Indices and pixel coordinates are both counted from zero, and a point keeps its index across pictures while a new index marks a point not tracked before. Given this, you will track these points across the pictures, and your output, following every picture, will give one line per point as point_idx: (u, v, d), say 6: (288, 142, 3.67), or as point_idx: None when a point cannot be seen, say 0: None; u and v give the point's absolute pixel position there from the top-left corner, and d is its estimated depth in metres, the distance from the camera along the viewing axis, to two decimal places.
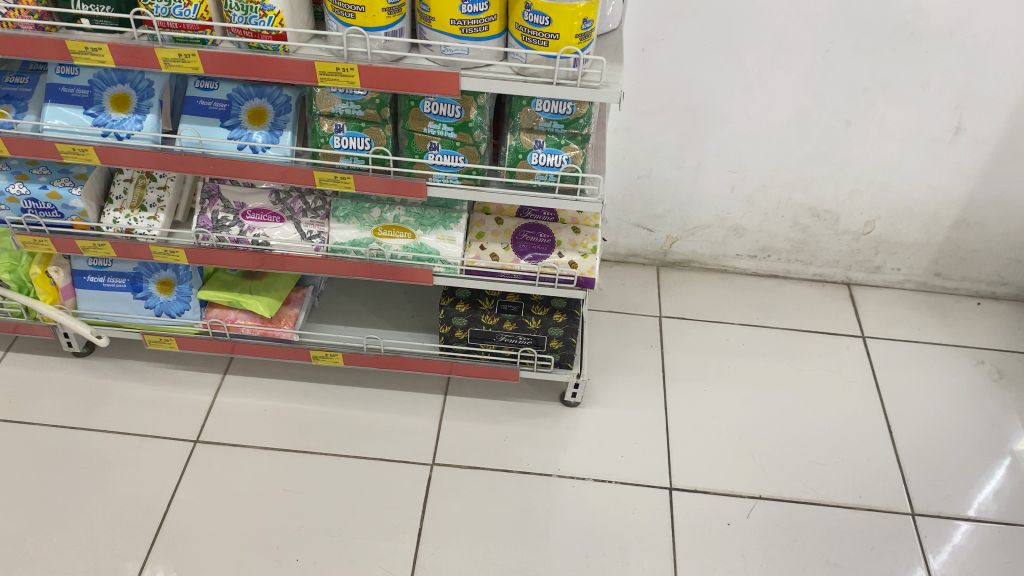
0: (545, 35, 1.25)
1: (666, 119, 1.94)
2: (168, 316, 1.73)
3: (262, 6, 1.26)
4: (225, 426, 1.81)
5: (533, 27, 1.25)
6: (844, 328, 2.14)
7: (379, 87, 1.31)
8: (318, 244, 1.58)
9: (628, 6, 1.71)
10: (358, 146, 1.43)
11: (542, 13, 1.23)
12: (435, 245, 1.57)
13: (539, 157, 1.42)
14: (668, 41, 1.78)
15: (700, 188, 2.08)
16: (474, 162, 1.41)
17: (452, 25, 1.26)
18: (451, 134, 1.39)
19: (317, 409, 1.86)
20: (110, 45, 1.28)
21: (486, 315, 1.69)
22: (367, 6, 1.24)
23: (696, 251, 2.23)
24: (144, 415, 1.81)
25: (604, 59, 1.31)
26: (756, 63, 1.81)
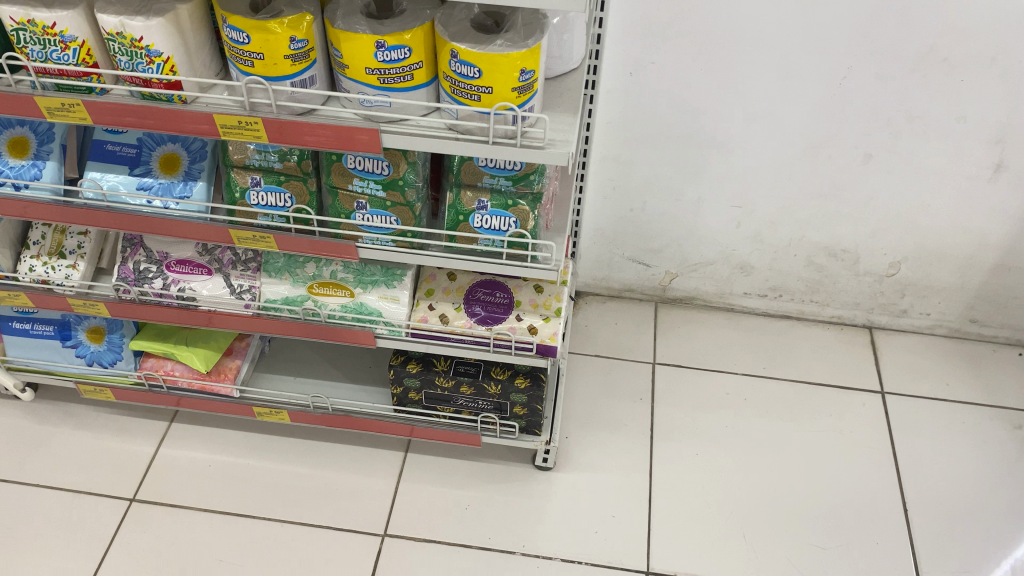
0: (476, 89, 1.06)
1: (661, 148, 1.73)
2: (100, 366, 1.59)
3: (148, 52, 1.07)
4: (165, 483, 1.66)
5: (462, 79, 1.05)
6: (863, 382, 1.91)
7: (289, 143, 1.13)
8: (248, 300, 1.42)
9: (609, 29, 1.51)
10: (278, 202, 1.25)
11: (471, 63, 1.03)
12: (376, 304, 1.40)
13: (482, 219, 1.22)
14: (658, 64, 1.57)
15: (701, 223, 1.86)
16: (407, 223, 1.23)
17: (369, 73, 1.07)
18: (380, 192, 1.21)
19: (265, 466, 1.70)
20: None
21: (440, 378, 1.51)
22: (266, 52, 1.05)
23: (699, 288, 2.00)
24: (81, 468, 1.68)
25: (547, 117, 1.12)
26: (761, 90, 1.59)
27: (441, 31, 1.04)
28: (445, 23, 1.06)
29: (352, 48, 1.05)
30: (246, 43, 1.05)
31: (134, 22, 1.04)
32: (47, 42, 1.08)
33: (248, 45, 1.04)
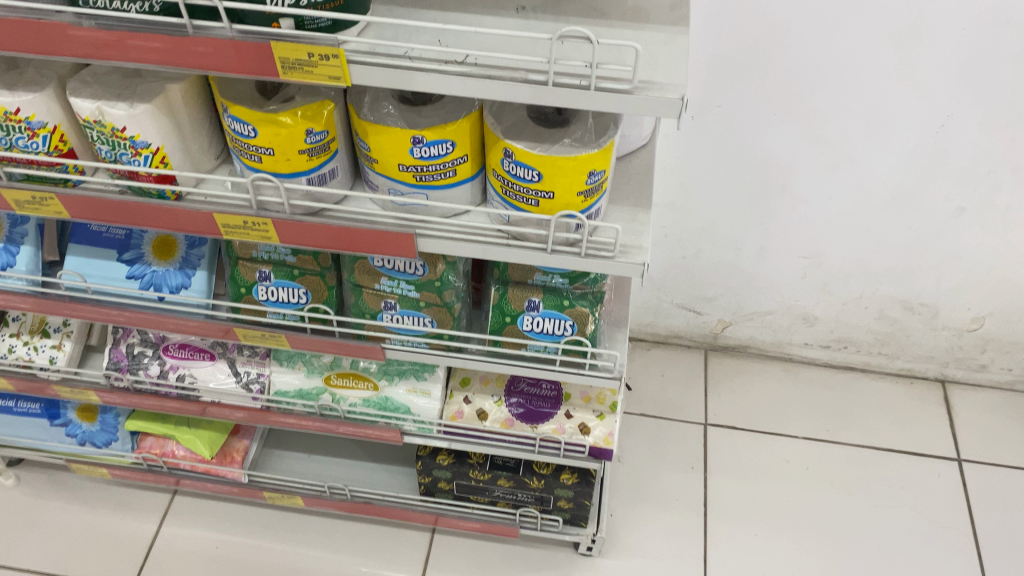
0: (534, 192, 0.86)
1: (722, 195, 1.53)
2: (93, 447, 1.42)
3: (133, 143, 0.88)
4: (168, 569, 1.50)
5: (516, 180, 0.86)
6: (936, 447, 1.73)
7: (307, 245, 0.94)
8: (257, 390, 1.24)
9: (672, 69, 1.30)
10: (290, 298, 1.06)
11: (529, 165, 0.84)
12: (404, 398, 1.22)
13: (533, 321, 1.03)
14: (725, 107, 1.37)
15: (763, 272, 1.66)
16: (445, 326, 1.04)
17: (403, 170, 0.88)
18: (413, 292, 1.02)
19: (278, 548, 1.54)
20: None
21: (474, 471, 1.33)
22: (277, 147, 0.86)
23: (755, 337, 1.82)
24: (76, 550, 1.52)
25: (617, 226, 0.91)
26: (844, 137, 1.39)
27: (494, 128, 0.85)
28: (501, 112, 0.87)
29: (383, 142, 0.86)
30: (253, 136, 0.85)
31: (115, 109, 0.85)
32: (10, 129, 0.88)
33: (255, 138, 0.85)
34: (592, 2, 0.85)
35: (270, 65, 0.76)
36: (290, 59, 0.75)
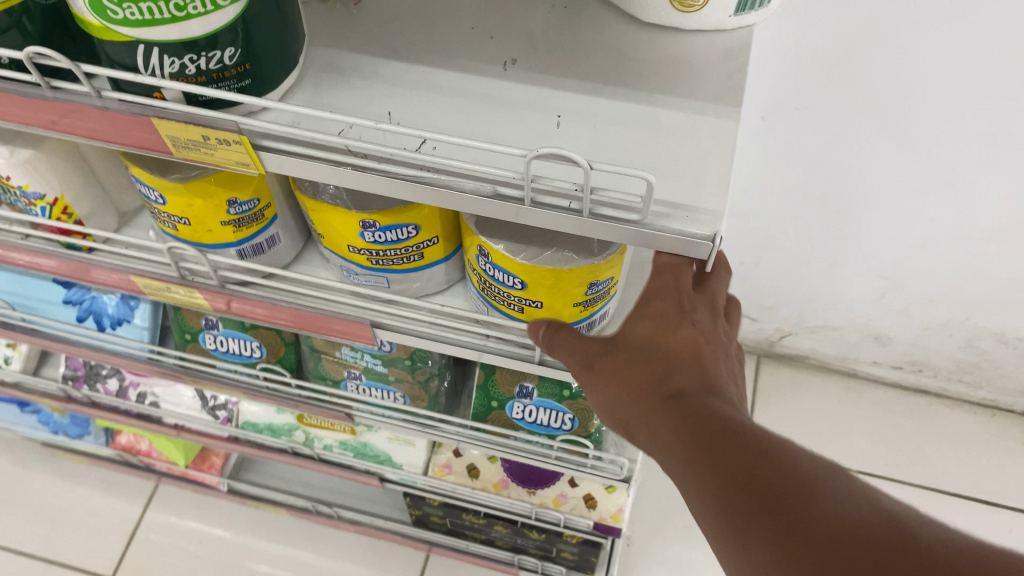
0: (519, 299, 0.65)
1: (792, 205, 1.28)
2: (66, 437, 1.30)
3: (23, 193, 0.70)
4: (150, 561, 1.42)
5: (497, 283, 0.65)
6: (1011, 496, 1.51)
7: (263, 321, 0.76)
8: (224, 417, 1.10)
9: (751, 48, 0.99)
10: (242, 348, 0.89)
11: (511, 271, 0.62)
12: (384, 446, 1.06)
13: (523, 409, 0.84)
14: (805, 111, 1.08)
15: (833, 288, 1.44)
16: (418, 404, 0.87)
17: (354, 252, 0.68)
18: (379, 366, 0.84)
19: (265, 548, 1.44)
20: None
21: (468, 514, 1.18)
22: (192, 218, 0.67)
23: (816, 349, 1.62)
24: (59, 530, 1.46)
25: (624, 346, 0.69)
26: (955, 160, 1.09)
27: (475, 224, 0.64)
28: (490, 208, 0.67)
29: (326, 220, 0.66)
30: (162, 203, 0.66)
31: None
32: None
33: (165, 206, 0.66)
34: (611, 51, 0.62)
35: (159, 139, 0.56)
36: (182, 138, 0.55)
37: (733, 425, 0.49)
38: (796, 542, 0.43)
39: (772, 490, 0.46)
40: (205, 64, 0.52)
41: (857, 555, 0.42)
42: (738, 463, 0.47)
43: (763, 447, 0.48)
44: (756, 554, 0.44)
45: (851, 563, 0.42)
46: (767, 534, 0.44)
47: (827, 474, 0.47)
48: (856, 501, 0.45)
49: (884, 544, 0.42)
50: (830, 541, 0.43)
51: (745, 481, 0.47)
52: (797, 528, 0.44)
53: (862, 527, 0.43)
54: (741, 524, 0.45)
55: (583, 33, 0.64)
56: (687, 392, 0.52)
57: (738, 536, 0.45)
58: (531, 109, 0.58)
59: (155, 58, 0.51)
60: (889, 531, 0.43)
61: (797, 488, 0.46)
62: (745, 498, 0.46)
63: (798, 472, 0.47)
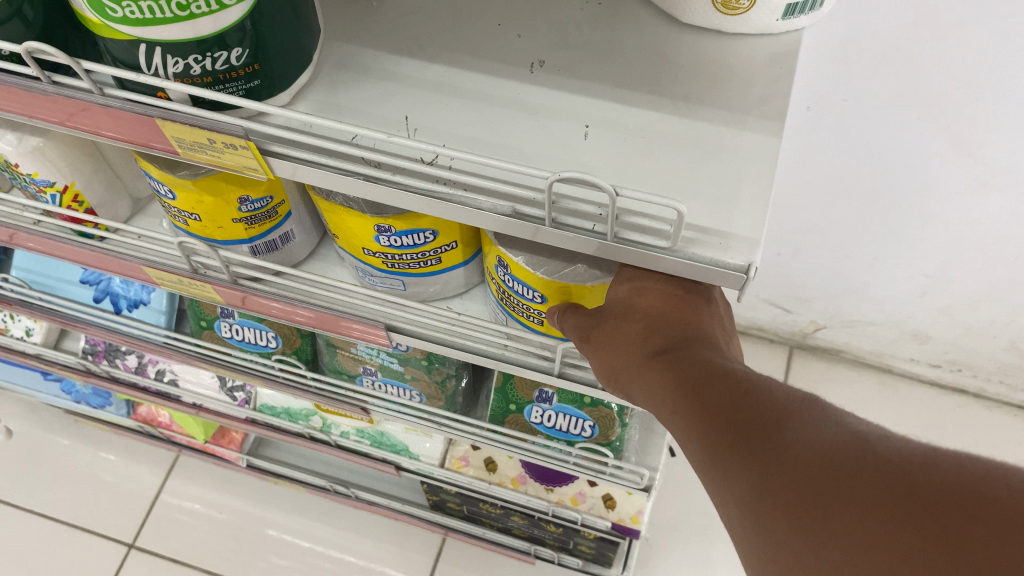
0: (539, 313, 0.62)
1: (835, 198, 1.22)
2: (88, 406, 1.31)
3: (33, 181, 0.68)
4: (170, 531, 1.43)
5: (516, 295, 0.62)
6: None
7: (282, 320, 0.73)
8: (241, 399, 1.08)
9: (802, 40, 0.94)
10: (258, 338, 0.88)
11: (530, 285, 0.59)
12: (401, 436, 1.05)
13: (543, 413, 0.83)
14: (853, 103, 1.02)
15: (873, 284, 1.38)
16: (435, 403, 0.85)
17: (370, 255, 0.66)
18: (395, 364, 0.83)
19: (284, 521, 1.45)
20: None
21: (485, 504, 1.17)
22: (203, 214, 0.64)
23: (851, 343, 1.58)
24: (82, 494, 1.47)
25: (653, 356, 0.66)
26: (1013, 161, 1.03)
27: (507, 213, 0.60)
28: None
29: (341, 223, 0.63)
30: (172, 199, 0.64)
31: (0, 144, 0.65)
32: None
33: (175, 201, 0.64)
34: (648, 53, 0.58)
35: (164, 140, 0.53)
36: (187, 141, 0.52)
37: (712, 363, 0.46)
38: (773, 467, 0.39)
39: (747, 417, 0.42)
40: (211, 65, 0.48)
41: (834, 470, 0.37)
42: (714, 395, 0.44)
43: (742, 379, 0.44)
44: (736, 484, 0.40)
45: (825, 481, 0.37)
46: (745, 460, 0.40)
47: (811, 399, 0.42)
48: (836, 420, 0.41)
49: (862, 454, 0.38)
50: (805, 461, 0.38)
51: (723, 409, 0.43)
52: (773, 451, 0.40)
53: (838, 442, 0.39)
54: (719, 455, 0.41)
55: (619, 32, 0.59)
56: (668, 342, 0.49)
57: (716, 468, 0.41)
58: (557, 117, 0.55)
59: (157, 58, 0.47)
60: (871, 445, 0.38)
61: (775, 418, 0.41)
62: (723, 427, 0.42)
63: (780, 400, 0.42)
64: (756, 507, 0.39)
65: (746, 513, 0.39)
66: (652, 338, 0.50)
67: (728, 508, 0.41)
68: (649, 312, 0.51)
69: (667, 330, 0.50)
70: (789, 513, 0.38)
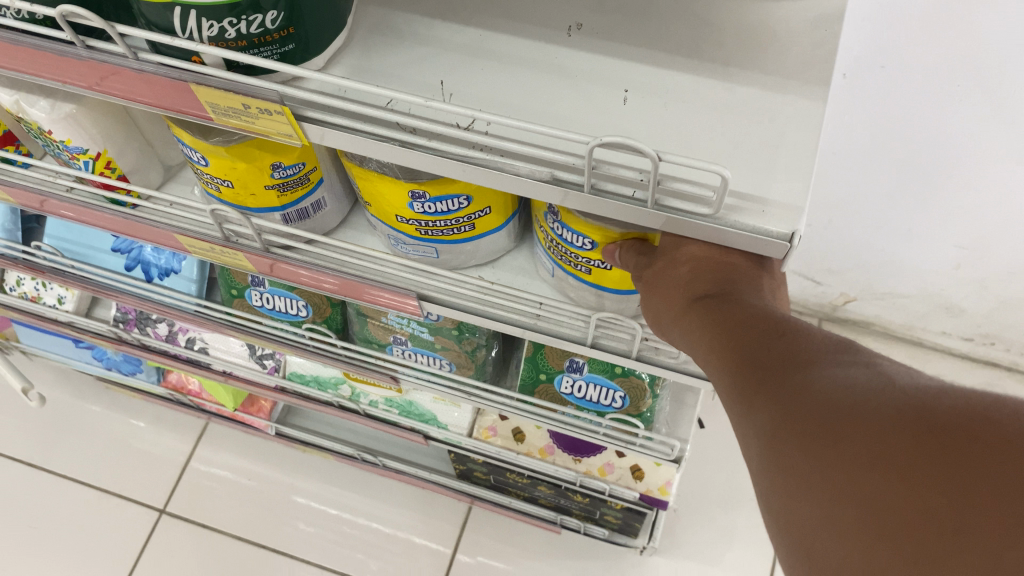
0: (587, 262, 0.60)
1: (869, 168, 1.20)
2: (119, 373, 1.32)
3: (66, 148, 0.68)
4: (200, 497, 1.45)
5: (565, 242, 0.60)
6: None
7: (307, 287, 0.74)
8: (271, 367, 1.09)
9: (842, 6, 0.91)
10: (289, 307, 0.88)
11: (581, 231, 0.57)
12: (430, 406, 1.05)
13: (573, 383, 0.82)
14: (892, 70, 0.99)
15: (906, 256, 1.36)
16: (465, 373, 0.85)
17: (403, 222, 0.65)
18: (426, 334, 0.82)
19: (312, 489, 1.46)
20: None
21: (512, 474, 1.17)
22: (236, 181, 0.64)
23: (882, 316, 1.56)
24: (113, 460, 1.50)
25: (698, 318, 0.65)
26: None
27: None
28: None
29: (375, 190, 0.63)
30: (205, 165, 0.63)
31: (34, 110, 0.64)
32: None
33: (208, 167, 0.63)
34: (688, 16, 0.57)
35: (198, 105, 0.53)
36: (222, 106, 0.52)
37: (752, 309, 0.45)
38: (794, 399, 0.38)
39: (778, 357, 0.41)
40: (245, 28, 0.47)
41: (851, 398, 0.36)
42: (748, 338, 0.43)
43: (778, 324, 0.43)
44: (757, 417, 0.39)
45: (841, 407, 0.36)
46: (769, 394, 0.39)
47: (847, 343, 0.41)
48: (866, 359, 0.39)
49: (879, 386, 0.36)
50: (826, 391, 0.37)
51: (754, 351, 0.42)
52: (795, 386, 0.38)
53: (860, 377, 0.37)
54: (744, 391, 0.41)
55: None
56: (712, 288, 0.48)
57: (741, 403, 0.40)
58: (596, 82, 0.53)
59: (192, 21, 0.46)
60: (895, 382, 0.36)
61: (808, 359, 0.40)
62: (749, 367, 0.41)
63: (814, 344, 0.41)
64: (771, 436, 0.37)
65: (761, 444, 0.38)
66: (697, 282, 0.49)
67: (748, 441, 0.39)
68: (697, 255, 0.50)
69: (713, 274, 0.49)
70: (802, 439, 0.36)
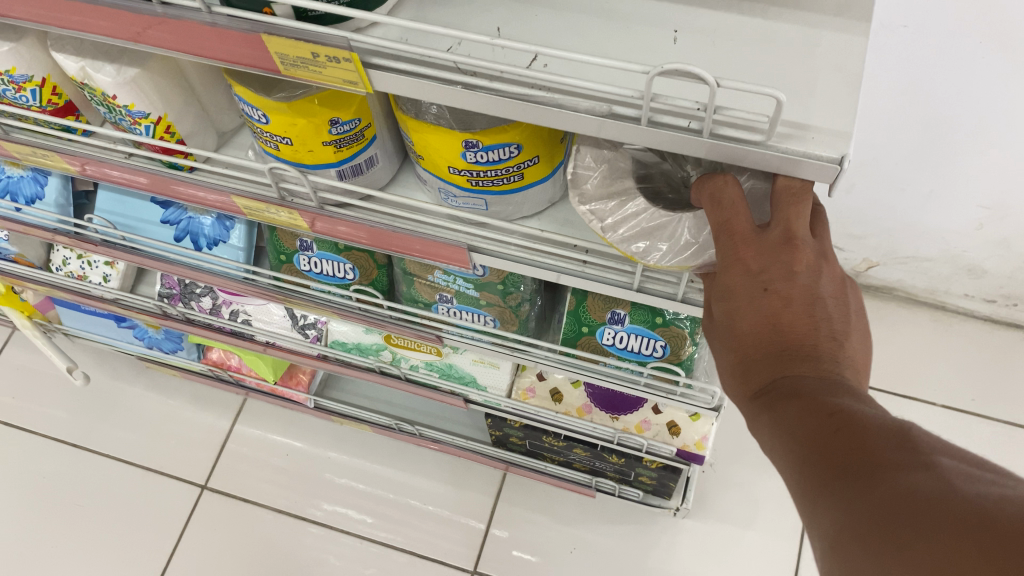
0: None
1: (892, 130, 1.22)
2: (160, 352, 1.35)
3: (129, 113, 0.71)
4: (241, 472, 1.49)
5: None
6: None
7: (345, 239, 0.78)
8: (313, 336, 1.13)
9: None
10: (336, 271, 0.91)
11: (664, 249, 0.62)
12: (470, 368, 1.08)
13: (615, 335, 0.84)
14: (914, 29, 1.01)
15: (928, 218, 1.38)
16: (508, 328, 0.88)
17: (454, 174, 0.68)
18: (471, 290, 0.86)
19: (348, 462, 1.50)
20: None
21: (548, 437, 1.19)
22: (295, 137, 0.67)
23: (905, 280, 1.58)
24: (154, 439, 1.53)
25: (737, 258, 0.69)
26: None
27: (603, 234, 0.61)
28: (586, 192, 0.62)
29: (428, 141, 0.65)
30: (265, 122, 0.66)
31: (100, 76, 0.67)
32: None
33: (268, 125, 0.66)
34: None
35: (266, 57, 0.56)
36: (291, 56, 0.54)
37: (809, 402, 0.45)
38: (858, 503, 0.40)
39: (841, 454, 0.42)
40: None
41: (914, 511, 0.37)
42: (809, 433, 0.44)
43: (836, 415, 0.44)
44: (823, 520, 0.41)
45: (904, 519, 0.37)
46: (833, 498, 0.41)
47: (909, 436, 0.42)
48: (929, 458, 0.40)
49: (941, 493, 0.37)
50: (887, 500, 0.39)
51: (813, 450, 0.44)
52: (859, 490, 0.40)
53: (922, 484, 0.38)
54: (810, 491, 0.43)
55: None
56: (768, 378, 0.49)
57: (807, 502, 0.43)
58: (644, 25, 0.56)
59: None
60: (957, 490, 0.38)
61: (871, 458, 0.41)
62: (813, 465, 0.43)
63: (874, 435, 0.42)
64: (838, 541, 0.40)
65: (829, 548, 0.40)
66: (751, 372, 0.50)
67: (817, 543, 0.41)
68: (747, 338, 0.50)
69: (766, 359, 0.49)
70: (865, 545, 0.38)
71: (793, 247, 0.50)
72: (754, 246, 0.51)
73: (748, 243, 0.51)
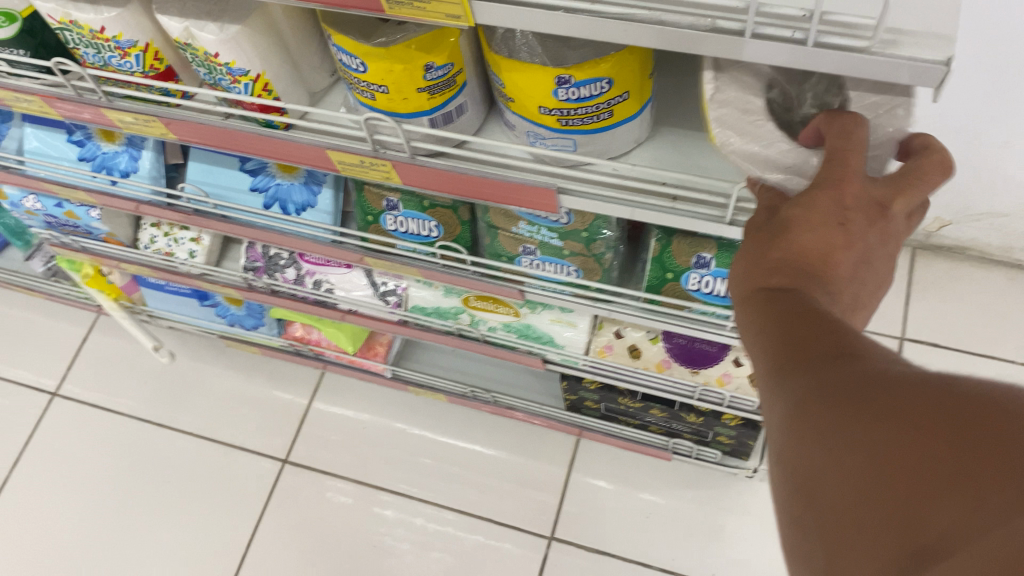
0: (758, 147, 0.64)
1: (965, 81, 1.20)
2: (241, 328, 1.39)
3: (229, 70, 0.74)
4: (320, 445, 1.53)
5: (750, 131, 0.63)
6: None
7: (425, 187, 0.79)
8: (394, 302, 1.15)
9: None
10: (420, 229, 0.93)
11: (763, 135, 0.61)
12: (548, 328, 1.09)
13: (700, 280, 0.85)
14: None
15: (1003, 172, 1.36)
16: (592, 277, 0.89)
17: (544, 114, 0.69)
18: (555, 240, 0.87)
19: (423, 434, 1.53)
20: (49, 100, 0.85)
21: (625, 399, 1.20)
22: (391, 85, 0.69)
23: (978, 238, 1.55)
24: (235, 416, 1.58)
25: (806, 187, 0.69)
26: None
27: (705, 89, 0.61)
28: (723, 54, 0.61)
29: (520, 81, 0.66)
30: (362, 71, 0.68)
31: (204, 33, 0.70)
32: (101, 47, 0.77)
33: (365, 74, 0.68)
34: None
35: None
36: None
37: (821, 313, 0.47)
38: (834, 380, 0.41)
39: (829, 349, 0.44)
40: None
41: (885, 382, 0.39)
42: (800, 336, 0.46)
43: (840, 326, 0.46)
44: (795, 394, 0.43)
45: (873, 386, 0.39)
46: (811, 377, 0.43)
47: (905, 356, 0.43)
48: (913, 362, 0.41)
49: (917, 375, 0.39)
50: (863, 378, 0.40)
51: (805, 344, 0.45)
52: (840, 370, 0.42)
53: (901, 369, 0.40)
54: (790, 372, 0.44)
55: None
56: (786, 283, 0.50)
57: (784, 382, 0.44)
58: None
59: None
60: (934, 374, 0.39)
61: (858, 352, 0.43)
62: (801, 354, 0.45)
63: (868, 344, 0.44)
64: (806, 407, 0.41)
65: (795, 415, 0.42)
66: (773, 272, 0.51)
67: (783, 415, 0.43)
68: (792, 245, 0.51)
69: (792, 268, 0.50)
70: (829, 406, 0.40)
71: (882, 217, 0.50)
72: (859, 187, 0.50)
73: (855, 182, 0.50)
